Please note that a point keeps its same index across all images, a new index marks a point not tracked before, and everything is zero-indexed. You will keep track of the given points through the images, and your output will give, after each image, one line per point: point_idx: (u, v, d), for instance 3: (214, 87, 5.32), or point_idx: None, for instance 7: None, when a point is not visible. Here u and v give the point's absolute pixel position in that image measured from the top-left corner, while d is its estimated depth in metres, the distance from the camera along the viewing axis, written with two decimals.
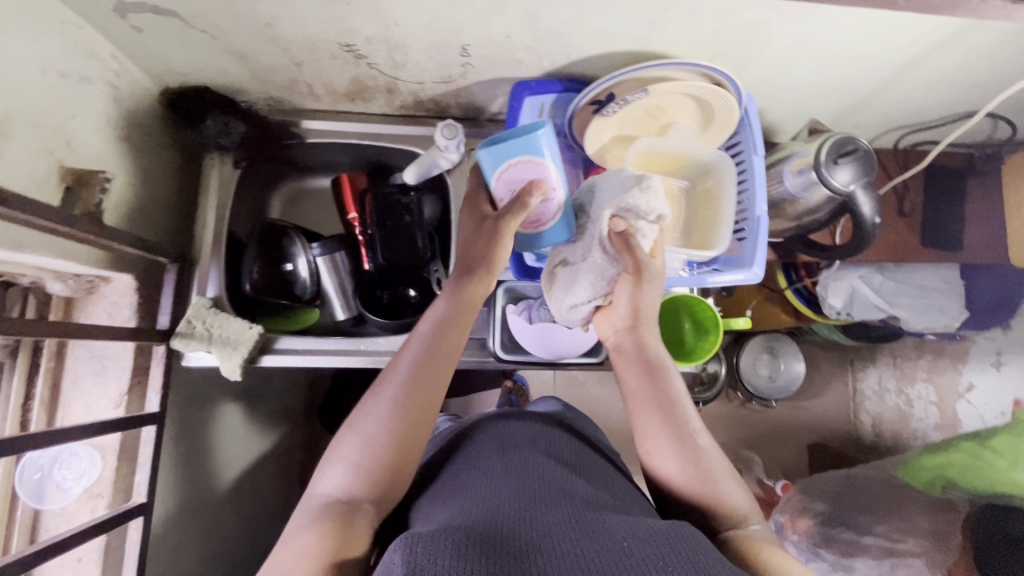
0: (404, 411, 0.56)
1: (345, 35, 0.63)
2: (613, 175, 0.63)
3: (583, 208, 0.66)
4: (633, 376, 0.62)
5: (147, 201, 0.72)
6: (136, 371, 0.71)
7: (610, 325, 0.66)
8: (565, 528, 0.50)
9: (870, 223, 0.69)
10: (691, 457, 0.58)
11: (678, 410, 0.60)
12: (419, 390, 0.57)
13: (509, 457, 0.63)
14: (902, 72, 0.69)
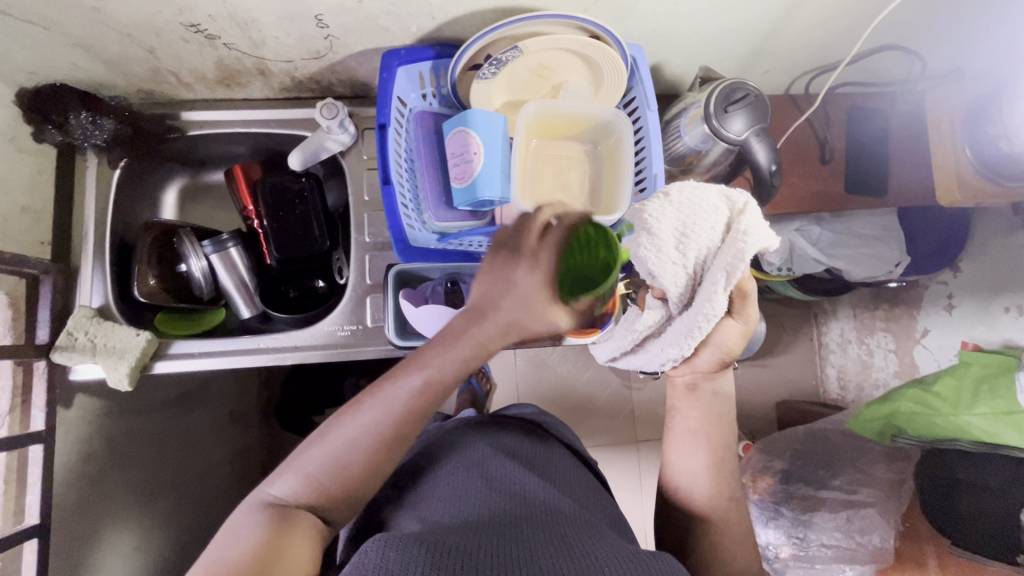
0: (382, 451, 0.52)
1: (184, 13, 0.59)
2: (696, 211, 0.47)
3: (666, 267, 0.48)
4: (697, 417, 0.60)
5: (14, 210, 0.68)
6: (17, 389, 0.67)
7: (687, 367, 0.60)
8: (540, 543, 0.51)
9: (768, 173, 0.66)
10: (723, 505, 0.59)
11: (728, 457, 0.60)
12: (402, 434, 0.53)
13: (493, 473, 0.64)
14: (792, 7, 0.65)
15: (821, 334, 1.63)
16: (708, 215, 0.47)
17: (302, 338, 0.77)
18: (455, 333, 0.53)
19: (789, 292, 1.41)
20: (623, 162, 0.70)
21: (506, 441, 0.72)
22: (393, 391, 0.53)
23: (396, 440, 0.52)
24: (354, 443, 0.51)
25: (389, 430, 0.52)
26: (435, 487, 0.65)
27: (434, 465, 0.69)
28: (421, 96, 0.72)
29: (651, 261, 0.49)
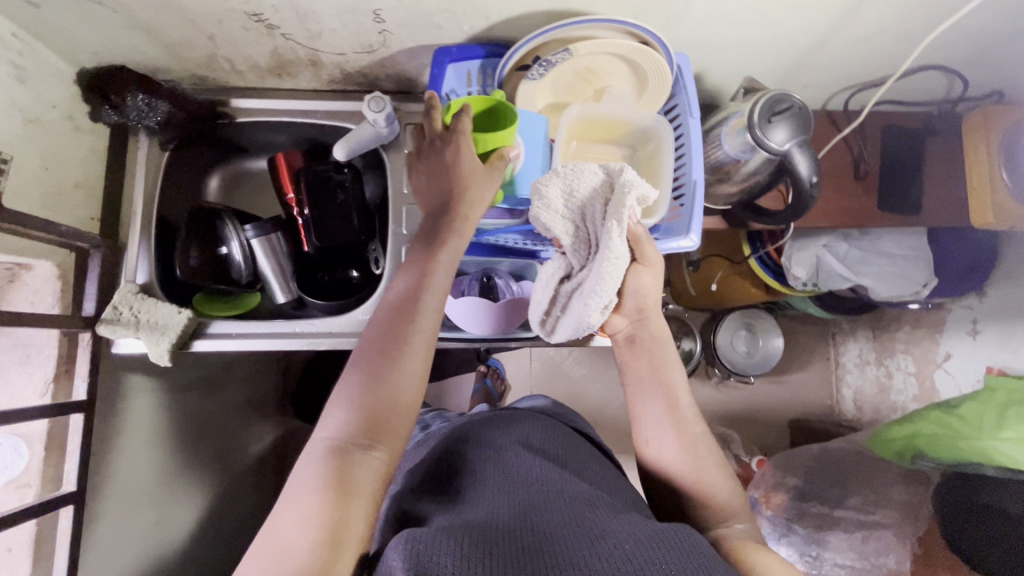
0: (390, 372, 0.55)
1: (249, 2, 0.61)
2: (581, 170, 0.57)
3: (553, 216, 0.60)
4: (640, 366, 0.70)
5: (67, 184, 0.70)
6: (62, 360, 0.70)
7: (620, 319, 0.71)
8: (567, 534, 0.51)
9: (809, 184, 0.66)
10: (686, 448, 0.65)
11: (676, 398, 0.68)
12: (408, 345, 0.57)
13: (507, 456, 0.65)
14: (839, 23, 0.66)
15: (839, 354, 1.66)
16: (587, 171, 0.57)
17: (338, 325, 0.78)
18: (428, 266, 0.62)
19: (811, 309, 1.40)
20: (662, 167, 0.71)
21: (523, 429, 0.72)
22: (381, 327, 0.58)
23: (401, 352, 0.56)
24: (362, 386, 0.54)
25: (390, 348, 0.56)
26: (457, 476, 0.65)
27: (451, 452, 0.69)
28: (466, 95, 0.72)
29: (544, 214, 0.60)
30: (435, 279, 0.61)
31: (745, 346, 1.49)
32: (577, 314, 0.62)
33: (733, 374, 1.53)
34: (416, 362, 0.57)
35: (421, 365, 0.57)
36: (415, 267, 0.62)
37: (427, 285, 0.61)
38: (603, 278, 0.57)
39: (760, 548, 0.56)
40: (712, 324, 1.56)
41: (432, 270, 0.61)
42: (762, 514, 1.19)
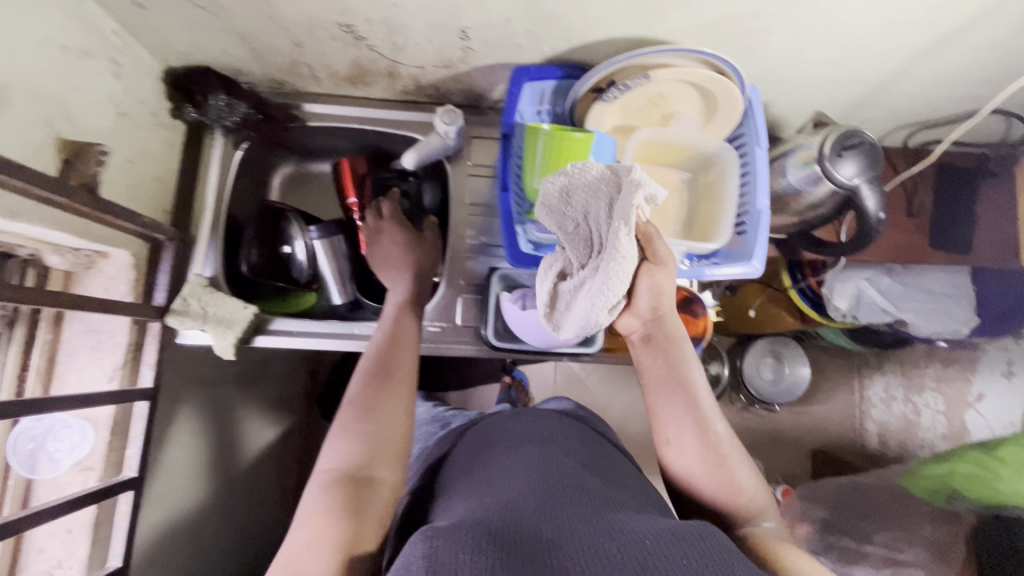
0: (383, 414, 0.58)
1: (344, 14, 0.63)
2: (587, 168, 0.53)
3: (554, 213, 0.55)
4: (657, 367, 0.64)
5: (148, 177, 0.73)
6: (132, 346, 0.72)
7: (634, 318, 0.65)
8: (585, 527, 0.48)
9: (874, 219, 0.68)
10: (710, 451, 0.61)
11: (696, 395, 0.63)
12: (395, 389, 0.61)
13: (527, 452, 0.62)
14: (912, 63, 0.67)
15: (863, 387, 1.54)
16: (593, 168, 0.53)
17: None
18: (401, 334, 0.67)
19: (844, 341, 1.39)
20: (727, 195, 0.73)
21: (537, 429, 0.70)
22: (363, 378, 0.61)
23: (391, 396, 0.60)
24: (355, 432, 0.56)
25: (379, 390, 0.60)
26: (474, 472, 0.62)
27: (461, 463, 0.67)
28: (537, 113, 0.75)
29: (546, 213, 0.56)
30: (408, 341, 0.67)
31: (772, 373, 1.44)
32: (582, 313, 0.55)
33: (757, 401, 1.49)
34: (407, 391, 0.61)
35: (408, 400, 0.61)
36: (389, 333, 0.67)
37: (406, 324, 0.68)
38: (608, 279, 0.51)
39: (791, 546, 0.56)
40: (738, 348, 1.54)
41: (406, 337, 0.67)
42: None
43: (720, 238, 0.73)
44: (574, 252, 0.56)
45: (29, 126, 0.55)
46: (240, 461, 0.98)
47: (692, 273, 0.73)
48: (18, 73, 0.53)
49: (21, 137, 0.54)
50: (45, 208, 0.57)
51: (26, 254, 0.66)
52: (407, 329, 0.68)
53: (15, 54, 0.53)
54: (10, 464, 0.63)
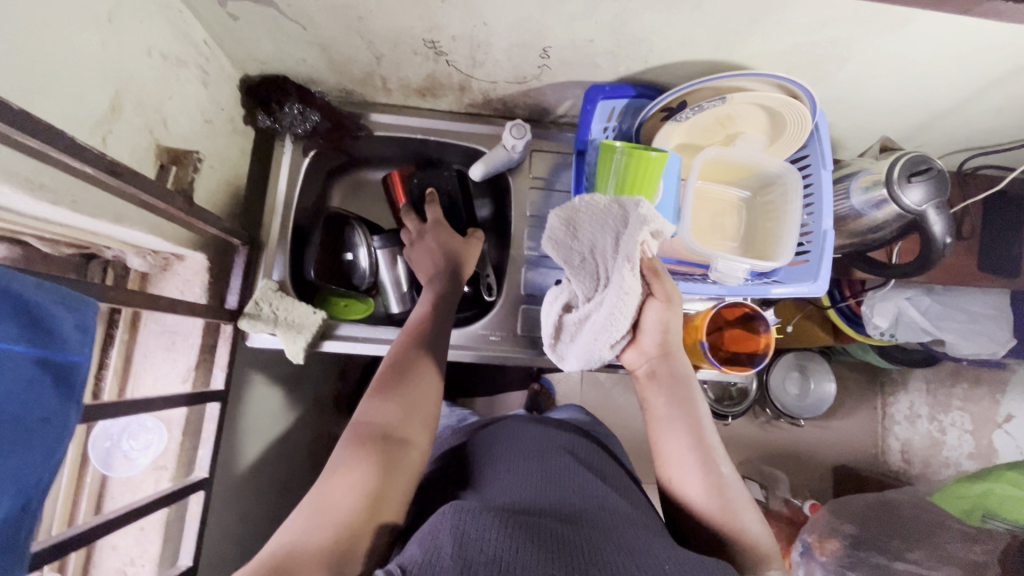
0: (418, 391, 0.61)
1: (433, 31, 0.64)
2: (596, 197, 0.56)
3: (562, 246, 0.60)
4: (661, 403, 0.65)
5: (223, 182, 0.75)
6: (203, 348, 0.73)
7: (639, 354, 0.68)
8: (602, 543, 0.48)
9: (941, 242, 0.69)
10: (715, 483, 0.60)
11: (702, 430, 0.63)
12: (430, 369, 0.64)
13: (546, 458, 0.61)
14: (979, 92, 0.69)
15: (886, 404, 1.57)
16: (600, 202, 0.56)
17: (456, 337, 0.82)
18: (434, 319, 0.70)
19: (874, 359, 1.39)
20: (790, 215, 0.74)
21: (563, 439, 0.68)
22: (402, 356, 0.64)
23: (427, 375, 0.63)
24: (394, 404, 0.59)
25: (416, 370, 0.63)
26: (490, 475, 0.61)
27: (475, 460, 0.65)
28: (603, 129, 0.77)
29: (557, 250, 0.61)
30: (441, 327, 0.70)
31: (797, 388, 1.46)
32: (588, 343, 0.64)
33: (784, 415, 1.47)
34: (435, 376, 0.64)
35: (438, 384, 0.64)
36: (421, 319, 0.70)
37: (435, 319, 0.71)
38: (609, 320, 0.60)
39: None
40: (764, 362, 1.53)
41: (438, 322, 0.70)
42: (814, 562, 1.08)
43: (782, 257, 0.74)
44: (581, 284, 0.62)
45: (132, 133, 0.56)
46: (285, 462, 0.99)
47: (755, 291, 0.74)
48: (126, 83, 0.55)
49: (125, 144, 0.55)
50: (144, 214, 0.59)
51: (111, 255, 0.66)
52: (440, 315, 0.72)
53: (125, 64, 0.54)
54: (87, 460, 0.64)
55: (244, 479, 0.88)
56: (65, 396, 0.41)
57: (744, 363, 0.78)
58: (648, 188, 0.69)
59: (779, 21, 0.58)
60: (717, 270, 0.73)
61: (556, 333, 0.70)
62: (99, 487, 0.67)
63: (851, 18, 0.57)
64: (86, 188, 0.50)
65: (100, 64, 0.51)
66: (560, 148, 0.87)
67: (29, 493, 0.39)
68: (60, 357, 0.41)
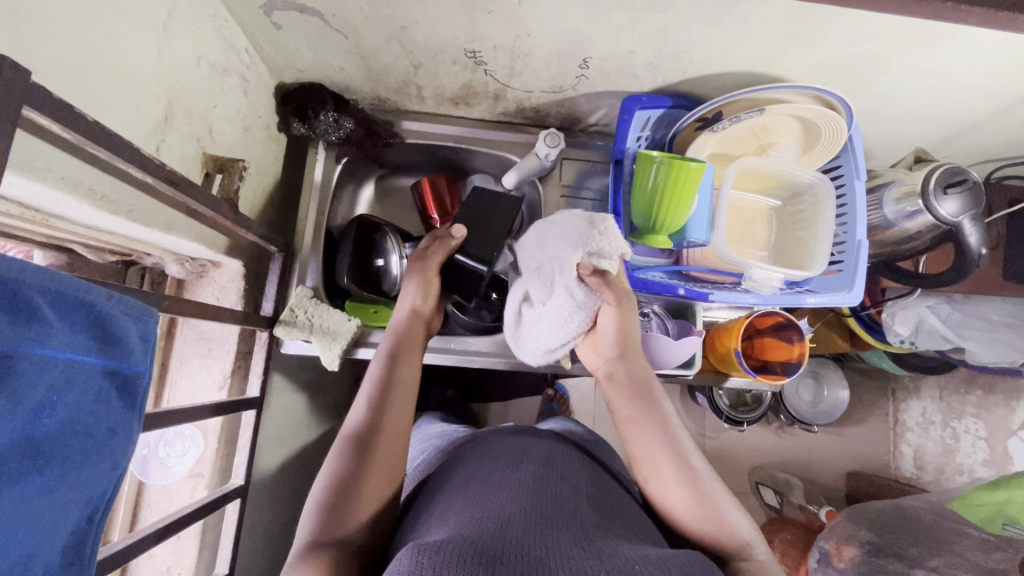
0: (393, 436, 0.59)
1: (475, 41, 0.65)
2: (568, 215, 0.68)
3: (529, 246, 0.70)
4: (625, 402, 0.62)
5: (257, 189, 0.75)
6: (239, 355, 0.73)
7: (597, 353, 0.67)
8: (569, 551, 0.46)
9: (976, 252, 0.69)
10: (697, 487, 0.56)
11: (670, 431, 0.59)
12: (402, 406, 0.62)
13: (517, 467, 0.60)
14: (1014, 105, 0.69)
15: (898, 410, 1.57)
16: (569, 219, 0.68)
17: (487, 345, 0.83)
18: (407, 348, 0.68)
19: (888, 365, 1.39)
20: (822, 225, 0.75)
21: (538, 450, 0.65)
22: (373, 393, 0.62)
23: (401, 413, 0.61)
24: (365, 452, 0.57)
25: (391, 410, 0.61)
26: (467, 489, 0.58)
27: (452, 478, 0.63)
28: (637, 139, 0.77)
29: (528, 248, 0.69)
30: (416, 355, 0.68)
31: (811, 395, 1.46)
32: (536, 336, 0.68)
33: (797, 422, 1.47)
34: (404, 417, 0.61)
35: (403, 421, 0.61)
36: (395, 343, 0.68)
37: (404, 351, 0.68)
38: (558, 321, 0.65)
39: None
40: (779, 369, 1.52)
41: (413, 351, 0.68)
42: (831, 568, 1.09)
43: (816, 266, 0.74)
44: (536, 287, 0.67)
45: (180, 142, 0.57)
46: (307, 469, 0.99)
47: (789, 301, 0.74)
48: (176, 92, 0.55)
49: (174, 153, 0.56)
50: (190, 222, 0.59)
51: (151, 263, 0.66)
52: (414, 342, 0.69)
53: (176, 73, 0.55)
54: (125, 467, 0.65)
55: (270, 487, 0.87)
56: (129, 407, 0.41)
57: (778, 372, 0.78)
58: (686, 197, 0.70)
59: (823, 34, 0.59)
60: (751, 279, 0.73)
61: (510, 332, 0.73)
62: (136, 493, 0.67)
63: (895, 32, 0.57)
64: (141, 197, 0.51)
65: (154, 73, 0.51)
66: (590, 156, 0.87)
67: (96, 503, 0.39)
68: (125, 367, 0.41)
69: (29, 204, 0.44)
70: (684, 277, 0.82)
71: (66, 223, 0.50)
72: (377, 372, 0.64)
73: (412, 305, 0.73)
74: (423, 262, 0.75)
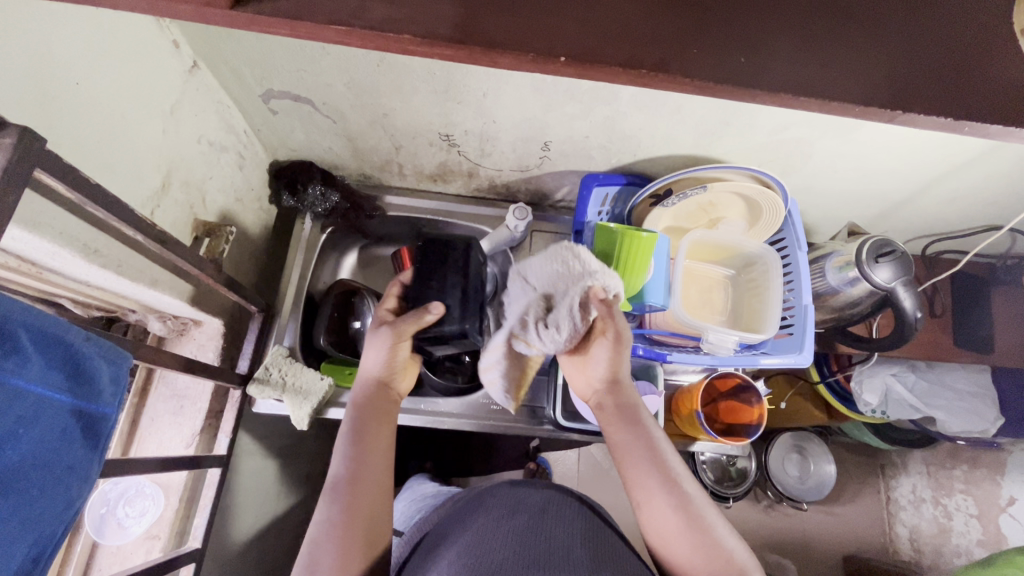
0: (357, 524, 0.56)
1: (447, 126, 0.73)
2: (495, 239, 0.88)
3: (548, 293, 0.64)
4: (620, 434, 0.64)
5: (244, 254, 0.81)
6: (210, 414, 0.75)
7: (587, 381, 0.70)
8: None
9: (912, 316, 0.74)
10: (684, 514, 0.57)
11: (656, 446, 0.62)
12: (362, 490, 0.58)
13: (514, 523, 0.62)
14: (928, 186, 0.77)
15: (889, 488, 1.42)
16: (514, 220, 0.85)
17: (456, 407, 0.84)
18: (381, 415, 0.65)
19: (869, 440, 1.32)
20: (769, 292, 0.80)
21: (536, 496, 0.68)
22: (340, 474, 0.59)
23: (370, 494, 0.58)
24: (326, 534, 0.55)
25: (346, 496, 0.58)
26: (461, 539, 0.61)
27: (449, 531, 0.65)
28: (598, 213, 0.85)
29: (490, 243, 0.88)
30: (383, 427, 0.64)
31: (797, 470, 1.33)
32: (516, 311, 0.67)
33: (785, 499, 1.33)
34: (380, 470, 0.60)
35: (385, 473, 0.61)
36: (363, 414, 0.65)
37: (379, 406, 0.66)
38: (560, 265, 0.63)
39: None
40: (759, 441, 1.40)
41: (381, 421, 0.65)
42: None
43: (768, 329, 0.79)
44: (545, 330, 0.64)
45: (174, 209, 0.63)
46: (273, 542, 0.95)
47: (743, 361, 0.77)
48: (175, 165, 0.62)
49: (167, 216, 0.62)
50: (175, 279, 0.63)
51: (134, 320, 0.70)
52: (381, 416, 0.66)
53: (177, 148, 0.62)
54: (80, 525, 0.63)
55: (235, 559, 0.84)
56: (91, 449, 0.43)
57: (740, 434, 0.80)
58: (639, 264, 0.75)
59: (748, 124, 0.67)
60: (708, 342, 0.77)
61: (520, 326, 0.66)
62: (88, 555, 0.66)
63: (810, 123, 0.66)
64: (132, 254, 0.56)
65: (158, 147, 0.58)
66: (558, 229, 0.94)
67: (44, 544, 0.39)
68: (93, 408, 0.43)
69: (30, 258, 0.49)
70: (647, 340, 0.85)
71: (58, 276, 0.54)
72: (344, 450, 0.61)
73: (373, 372, 0.68)
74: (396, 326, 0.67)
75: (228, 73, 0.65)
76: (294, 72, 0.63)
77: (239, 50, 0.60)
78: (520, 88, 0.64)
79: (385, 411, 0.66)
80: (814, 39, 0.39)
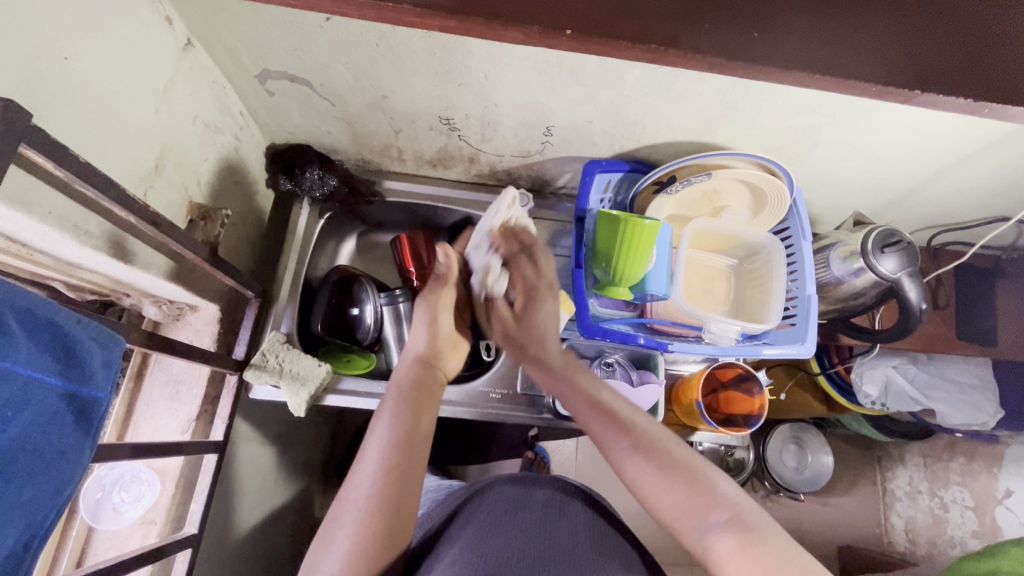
0: (395, 502, 0.54)
1: (448, 110, 0.72)
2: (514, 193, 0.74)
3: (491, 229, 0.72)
4: (581, 404, 0.65)
5: (240, 239, 0.80)
6: (206, 399, 0.74)
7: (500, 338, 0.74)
8: None
9: (917, 308, 0.74)
10: (656, 459, 0.58)
11: (610, 408, 0.63)
12: (405, 469, 0.56)
13: (518, 519, 0.61)
14: (936, 176, 0.76)
15: (886, 479, 1.43)
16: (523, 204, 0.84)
17: (456, 395, 0.83)
18: (427, 398, 0.64)
19: (867, 432, 1.32)
20: (773, 282, 0.79)
21: (540, 493, 0.67)
22: (376, 448, 0.57)
23: (405, 475, 0.56)
24: (354, 509, 0.53)
25: (393, 473, 0.55)
26: (465, 534, 0.61)
27: (453, 527, 0.64)
28: (600, 200, 0.84)
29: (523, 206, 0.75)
30: (428, 413, 0.63)
31: (794, 461, 1.33)
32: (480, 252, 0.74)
33: (782, 490, 1.33)
34: (420, 452, 0.58)
35: (423, 456, 0.59)
36: (410, 396, 0.64)
37: (426, 390, 0.65)
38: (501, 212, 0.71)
39: (776, 535, 0.51)
40: (758, 432, 1.40)
41: (427, 402, 0.64)
42: None
43: (770, 319, 0.78)
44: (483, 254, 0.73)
45: (169, 191, 0.62)
46: (271, 529, 0.95)
47: (745, 352, 0.77)
48: (169, 147, 0.61)
49: (161, 198, 0.61)
50: (170, 262, 0.62)
51: (128, 304, 0.68)
52: (427, 397, 0.65)
53: (171, 128, 0.60)
54: (77, 510, 0.63)
55: (233, 545, 0.84)
56: (83, 433, 0.42)
57: (740, 425, 0.80)
58: (641, 253, 0.74)
59: (755, 109, 0.65)
60: (709, 331, 0.77)
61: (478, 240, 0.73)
62: (83, 540, 0.66)
63: (817, 109, 0.64)
64: (125, 236, 0.54)
65: (151, 127, 0.57)
66: (560, 217, 0.92)
67: (35, 529, 0.39)
68: (85, 393, 0.42)
69: (18, 238, 0.47)
70: (648, 329, 0.84)
71: (48, 258, 0.53)
72: (384, 427, 0.59)
73: (418, 350, 0.71)
74: (429, 298, 0.73)
75: (224, 51, 0.63)
76: (291, 51, 0.62)
77: (234, 28, 0.58)
78: (523, 70, 0.62)
79: (431, 397, 0.65)
80: (830, 15, 0.38)
